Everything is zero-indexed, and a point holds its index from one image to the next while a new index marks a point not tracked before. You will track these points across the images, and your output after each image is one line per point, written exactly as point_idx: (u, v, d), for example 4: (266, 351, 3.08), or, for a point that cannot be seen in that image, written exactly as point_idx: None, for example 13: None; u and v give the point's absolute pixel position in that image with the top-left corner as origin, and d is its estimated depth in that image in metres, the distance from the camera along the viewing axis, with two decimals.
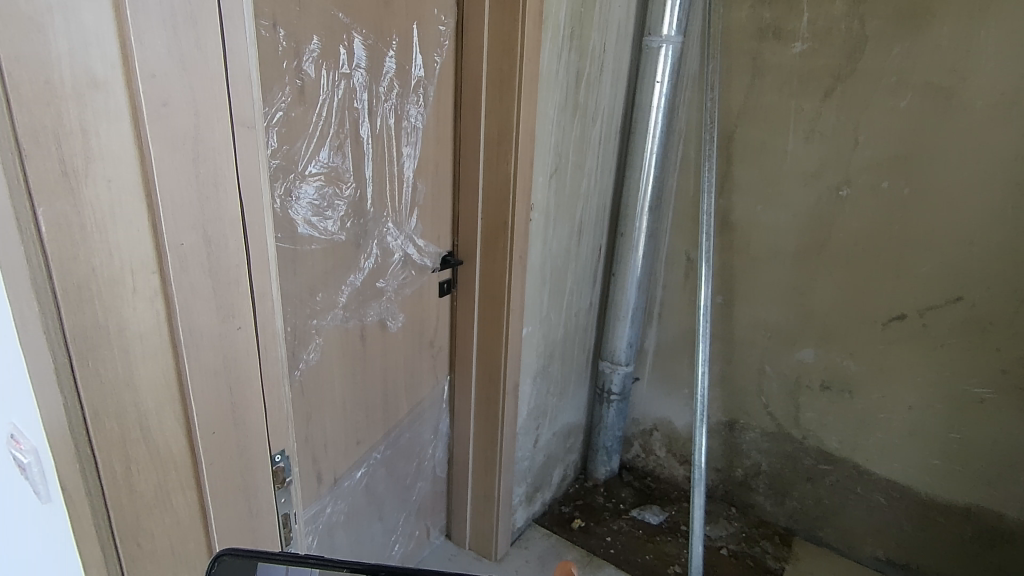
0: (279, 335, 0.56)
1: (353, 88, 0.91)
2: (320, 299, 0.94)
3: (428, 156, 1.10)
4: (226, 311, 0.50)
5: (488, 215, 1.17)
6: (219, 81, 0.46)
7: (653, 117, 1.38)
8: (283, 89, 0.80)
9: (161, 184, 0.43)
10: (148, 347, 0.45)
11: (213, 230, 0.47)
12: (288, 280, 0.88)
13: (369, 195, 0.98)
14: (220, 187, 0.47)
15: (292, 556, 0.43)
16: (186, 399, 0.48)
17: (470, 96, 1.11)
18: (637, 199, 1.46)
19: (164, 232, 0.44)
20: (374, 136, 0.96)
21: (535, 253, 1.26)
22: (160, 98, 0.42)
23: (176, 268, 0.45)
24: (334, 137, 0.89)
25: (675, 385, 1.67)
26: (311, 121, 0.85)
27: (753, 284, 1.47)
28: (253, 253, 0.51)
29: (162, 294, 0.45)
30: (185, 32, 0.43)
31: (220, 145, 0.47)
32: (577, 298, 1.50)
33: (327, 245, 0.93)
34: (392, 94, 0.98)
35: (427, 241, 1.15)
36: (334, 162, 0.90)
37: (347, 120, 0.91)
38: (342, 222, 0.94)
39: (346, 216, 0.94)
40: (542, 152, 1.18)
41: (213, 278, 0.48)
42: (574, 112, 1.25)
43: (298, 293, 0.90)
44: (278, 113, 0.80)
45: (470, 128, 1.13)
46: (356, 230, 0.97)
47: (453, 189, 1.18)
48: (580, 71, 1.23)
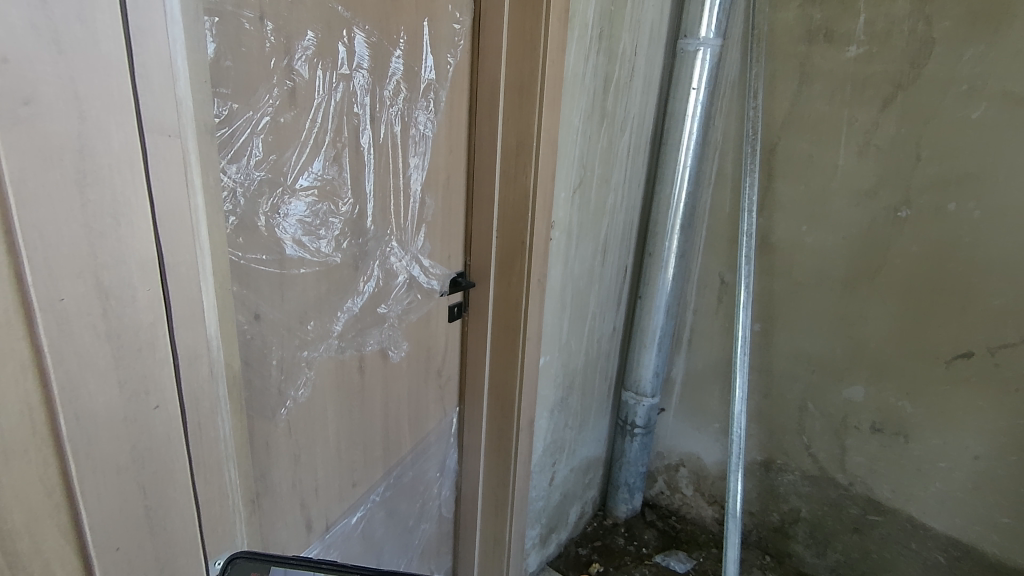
0: (219, 407, 0.50)
1: (353, 91, 0.80)
2: (312, 328, 0.84)
3: (438, 168, 0.99)
4: (135, 389, 0.41)
5: (504, 234, 1.06)
6: (118, 78, 0.37)
7: (687, 128, 1.26)
8: (271, 91, 0.70)
9: (26, 215, 0.33)
10: (13, 441, 0.34)
11: (109, 275, 0.38)
12: (274, 308, 0.77)
13: (370, 212, 0.87)
14: (119, 218, 0.38)
15: (303, 560, 0.50)
16: (74, 497, 0.38)
17: (485, 102, 1.00)
18: (667, 216, 1.34)
19: (33, 282, 0.34)
20: (376, 145, 0.85)
21: (556, 276, 1.14)
22: (21, 95, 0.32)
23: (56, 335, 0.36)
24: (329, 147, 0.78)
25: (705, 419, 1.54)
26: (303, 128, 0.75)
27: (795, 313, 1.33)
28: (174, 302, 0.43)
29: (35, 367, 0.35)
30: (58, 4, 0.33)
31: (118, 161, 0.38)
32: (600, 323, 1.37)
33: (321, 269, 0.82)
34: (397, 98, 0.88)
35: (435, 261, 1.04)
36: (330, 175, 0.79)
37: (345, 127, 0.80)
38: (338, 243, 0.83)
39: (343, 236, 0.83)
40: (566, 165, 1.07)
41: (112, 340, 0.39)
42: (601, 121, 1.14)
43: (287, 322, 0.80)
44: (265, 118, 0.70)
45: (485, 138, 1.02)
46: (354, 251, 0.86)
47: (465, 204, 1.07)
48: (609, 76, 1.12)
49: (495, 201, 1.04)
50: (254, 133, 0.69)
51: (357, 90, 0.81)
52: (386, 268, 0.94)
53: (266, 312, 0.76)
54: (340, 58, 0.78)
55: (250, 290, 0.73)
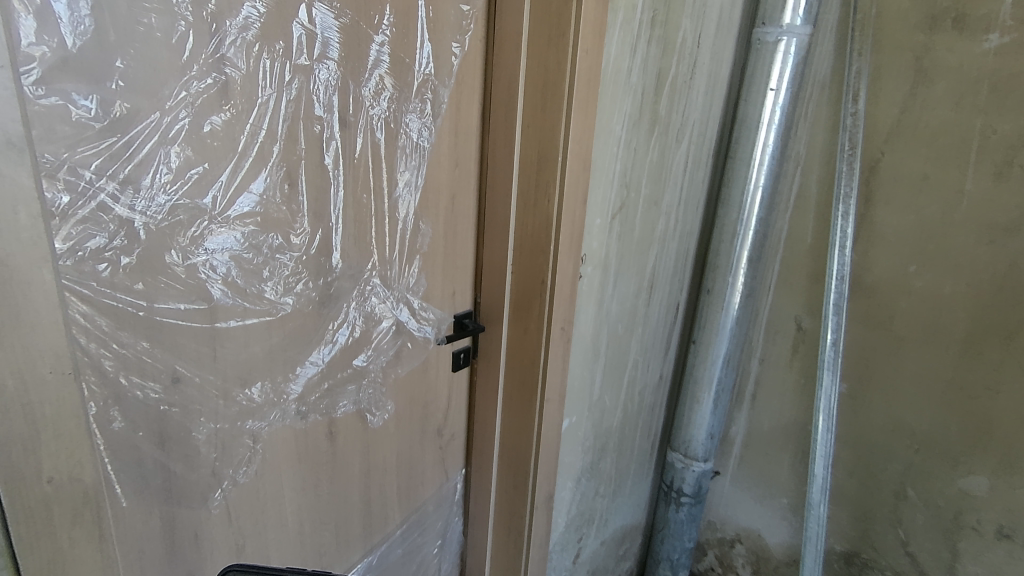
0: None
1: (315, 87, 0.61)
2: (258, 392, 0.65)
3: (438, 187, 0.79)
4: None
5: (521, 269, 0.85)
6: None
7: (762, 138, 1.01)
8: (189, 87, 0.52)
9: None
10: None
11: None
12: (199, 369, 0.60)
13: (339, 243, 0.68)
14: None
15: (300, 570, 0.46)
16: None
17: (500, 104, 0.79)
18: (732, 246, 1.09)
19: None
20: (348, 158, 0.66)
21: (587, 321, 0.92)
22: None
23: None
24: (278, 161, 0.60)
25: (770, 490, 1.27)
26: (241, 136, 0.57)
27: (894, 374, 1.05)
28: None
29: None
30: None
31: None
32: (643, 372, 1.14)
33: (266, 318, 0.63)
34: (380, 98, 0.68)
35: (434, 300, 0.84)
36: (278, 197, 0.60)
37: (302, 134, 0.61)
38: (293, 284, 0.64)
39: (299, 275, 0.64)
40: (603, 184, 0.84)
41: None
42: (651, 129, 0.91)
43: (220, 386, 0.62)
44: (183, 123, 0.52)
45: (499, 149, 0.81)
46: (318, 293, 0.67)
47: (476, 229, 0.87)
48: (663, 72, 0.89)
49: (510, 229, 0.83)
50: (167, 144, 0.52)
51: (321, 86, 0.62)
52: (366, 311, 0.75)
53: (187, 374, 0.59)
54: (294, 43, 0.59)
55: (161, 350, 0.56)
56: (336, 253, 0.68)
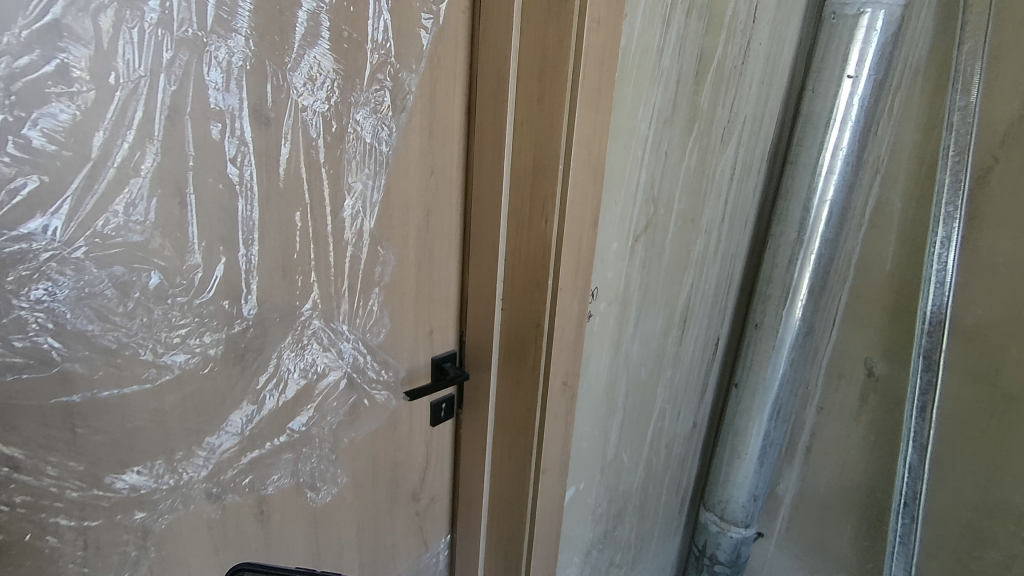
0: None
1: (210, 71, 0.44)
2: (138, 475, 0.48)
3: (405, 202, 0.61)
4: None
5: (513, 306, 0.66)
6: None
7: (834, 138, 0.80)
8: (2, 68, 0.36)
9: None
10: None
11: None
12: (48, 458, 0.43)
13: (256, 278, 0.51)
14: None
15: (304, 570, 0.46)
16: None
17: (485, 95, 0.60)
18: (789, 273, 0.88)
19: None
20: (266, 167, 0.49)
21: (599, 370, 0.73)
22: None
23: None
24: (156, 173, 0.43)
25: (825, 562, 1.05)
26: (96, 136, 0.40)
27: (997, 442, 0.82)
28: None
29: None
30: None
31: None
32: (671, 422, 0.94)
33: (144, 385, 0.46)
34: (317, 87, 0.51)
35: (403, 342, 0.67)
36: (157, 221, 0.44)
37: (189, 136, 0.44)
38: (185, 337, 0.48)
39: (192, 327, 0.48)
40: (621, 200, 0.65)
41: None
42: (688, 127, 0.70)
43: (88, 473, 0.46)
44: None
45: (485, 152, 0.62)
46: (225, 345, 0.51)
47: (459, 253, 0.69)
48: (706, 54, 0.68)
49: (499, 255, 0.65)
50: None
51: (220, 70, 0.44)
52: (303, 363, 0.58)
53: (29, 467, 0.42)
54: (175, 9, 0.41)
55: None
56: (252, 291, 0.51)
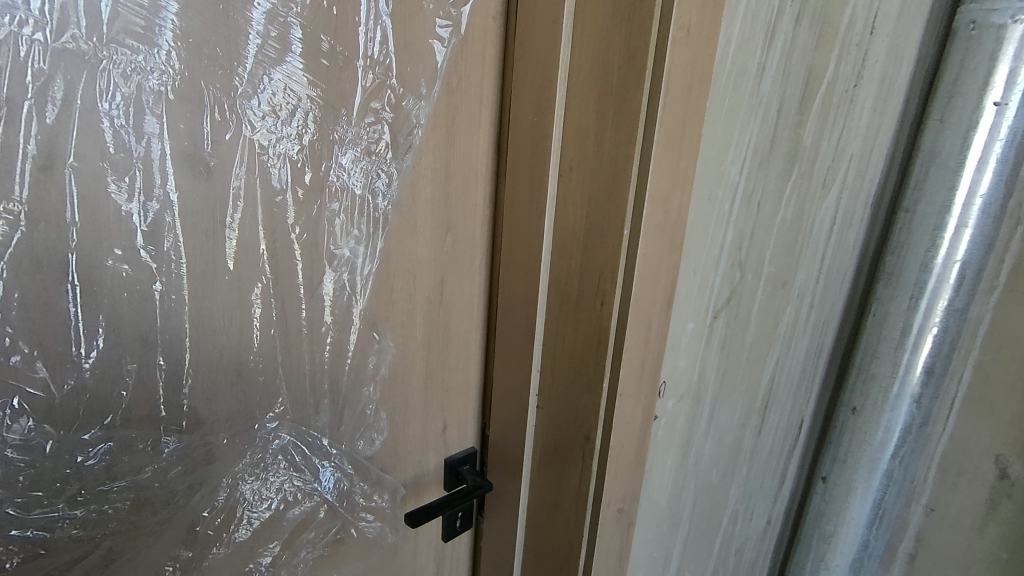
0: None
1: (110, 99, 0.29)
2: None
3: (411, 270, 0.45)
4: None
5: (551, 405, 0.50)
6: None
7: (970, 180, 0.61)
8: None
9: None
10: None
11: None
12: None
13: (187, 393, 0.35)
14: None
15: None
16: None
17: (521, 129, 0.45)
18: (901, 348, 0.69)
19: None
20: (206, 234, 0.34)
21: (662, 483, 0.56)
22: None
23: None
24: (19, 253, 0.28)
25: None
26: None
27: None
28: None
29: None
30: None
31: None
32: (743, 525, 0.75)
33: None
34: (282, 121, 0.36)
35: (407, 448, 0.51)
36: (25, 320, 0.29)
37: (74, 193, 0.29)
38: (62, 491, 0.32)
39: (81, 472, 0.32)
40: (700, 268, 0.48)
41: None
42: (786, 169, 0.54)
43: None
44: None
45: (520, 205, 0.46)
46: (137, 495, 0.35)
47: (484, 329, 0.53)
48: (813, 74, 0.52)
49: (536, 339, 0.48)
50: None
51: (126, 97, 0.30)
52: (265, 490, 0.42)
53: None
54: (47, 6, 0.27)
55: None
56: (184, 411, 0.35)
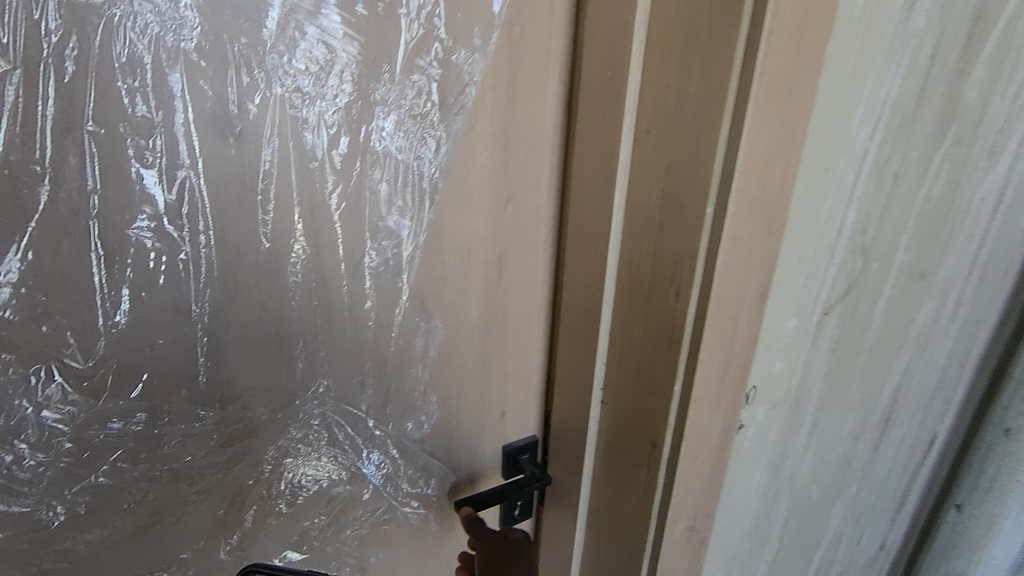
0: None
1: (127, 57, 0.28)
2: None
3: (466, 246, 0.41)
4: None
5: (618, 402, 0.44)
6: None
7: None
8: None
9: None
10: None
11: None
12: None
13: (221, 368, 0.34)
14: None
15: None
16: None
17: (592, 85, 0.38)
18: None
19: None
20: (237, 203, 0.32)
21: (746, 499, 0.48)
22: None
23: None
24: (47, 217, 0.28)
25: None
26: None
27: None
28: None
29: None
30: None
31: None
32: (849, 549, 0.65)
33: (31, 529, 0.31)
34: (322, 80, 0.33)
35: (460, 435, 0.48)
36: (55, 288, 0.29)
37: (95, 158, 0.28)
38: (97, 460, 0.32)
39: (107, 449, 0.32)
40: (809, 254, 0.40)
41: None
42: (937, 131, 0.42)
43: None
44: None
45: (589, 175, 0.40)
46: (173, 467, 0.35)
47: (549, 312, 0.48)
48: (988, 6, 0.39)
49: (603, 328, 0.43)
50: None
51: (143, 56, 0.28)
52: (307, 469, 0.41)
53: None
54: None
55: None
56: (218, 385, 0.35)
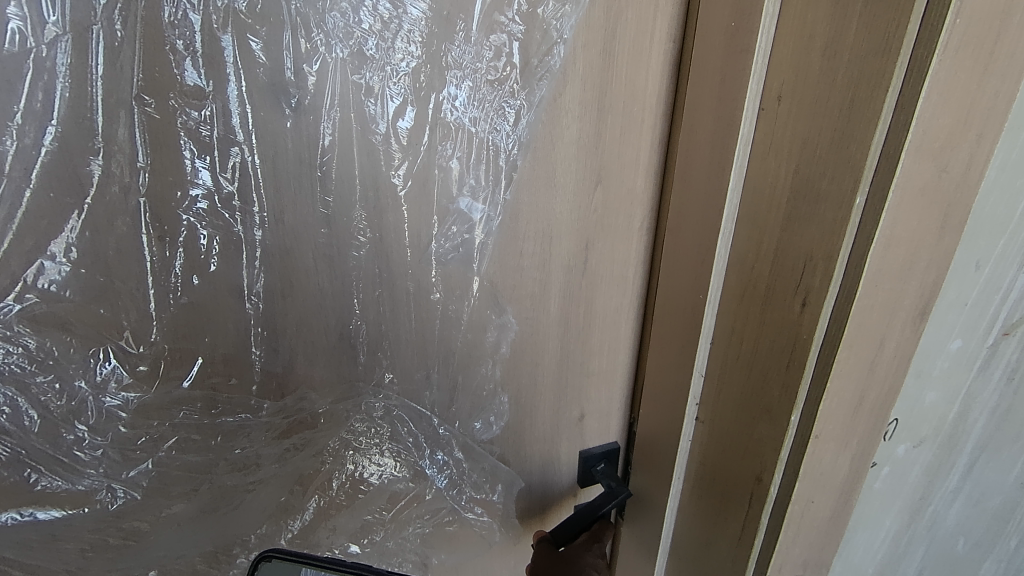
0: None
1: (176, 19, 0.25)
2: None
3: (547, 232, 0.36)
4: None
5: (716, 427, 0.37)
6: None
7: None
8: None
9: None
10: None
11: None
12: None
13: (278, 356, 0.33)
14: None
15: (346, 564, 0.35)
16: None
17: (708, 41, 0.31)
18: None
19: None
20: (297, 181, 0.29)
21: (869, 546, 0.40)
22: None
23: None
24: (102, 194, 0.26)
25: None
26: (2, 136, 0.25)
27: None
28: None
29: None
30: None
31: None
32: None
33: (94, 509, 0.31)
34: (386, 42, 0.29)
35: (533, 437, 0.44)
36: (108, 269, 0.28)
37: (142, 133, 0.26)
38: (153, 445, 0.31)
39: (164, 434, 0.32)
40: (990, 257, 0.31)
41: None
42: None
43: None
44: None
45: (699, 154, 0.33)
46: (231, 457, 0.34)
47: (638, 311, 0.42)
48: None
49: (704, 340, 0.36)
50: None
51: (192, 16, 0.25)
52: (370, 465, 0.39)
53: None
54: None
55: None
56: (275, 374, 0.33)
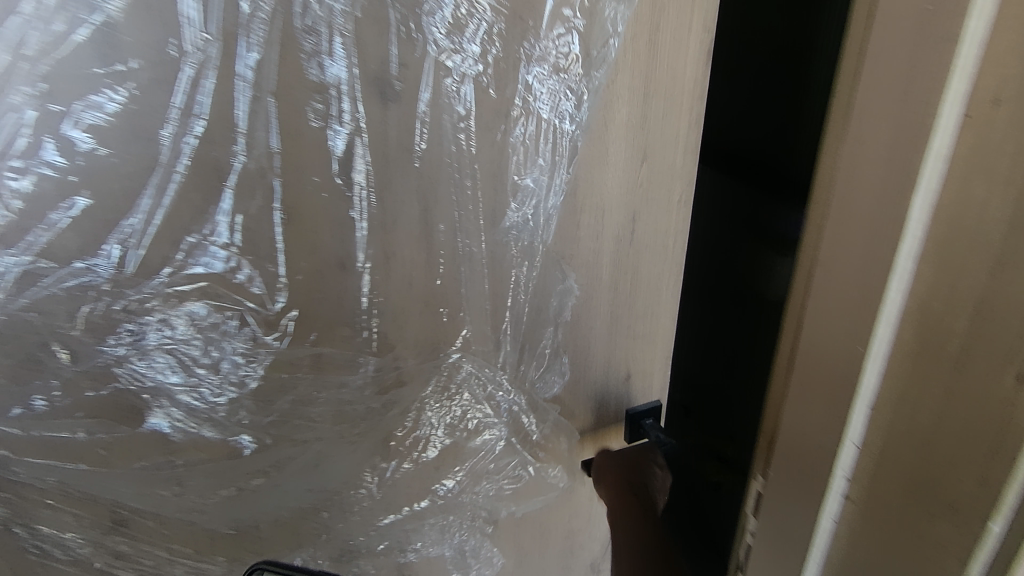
0: None
1: (307, 25, 0.29)
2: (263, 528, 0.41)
3: (601, 204, 0.41)
4: None
5: (891, 441, 0.39)
6: None
7: None
8: (20, 49, 0.26)
9: None
10: None
11: None
12: (118, 518, 0.37)
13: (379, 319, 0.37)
14: None
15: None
16: None
17: (866, 53, 0.32)
18: None
19: None
20: (400, 163, 0.34)
21: None
22: None
23: None
24: (242, 179, 0.31)
25: None
26: (164, 132, 0.29)
27: None
28: None
29: None
30: None
31: None
32: None
33: (220, 460, 0.36)
34: (468, 39, 0.33)
35: (587, 393, 0.48)
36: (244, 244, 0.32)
37: (276, 125, 0.30)
38: (274, 402, 0.36)
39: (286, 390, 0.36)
40: None
41: None
42: None
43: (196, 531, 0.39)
44: (25, 118, 0.27)
45: (870, 175, 0.34)
46: (338, 411, 0.38)
47: (678, 274, 0.47)
48: None
49: (881, 353, 0.37)
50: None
51: (319, 21, 0.29)
52: (445, 420, 0.43)
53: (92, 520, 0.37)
54: None
55: (28, 485, 0.34)
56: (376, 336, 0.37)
